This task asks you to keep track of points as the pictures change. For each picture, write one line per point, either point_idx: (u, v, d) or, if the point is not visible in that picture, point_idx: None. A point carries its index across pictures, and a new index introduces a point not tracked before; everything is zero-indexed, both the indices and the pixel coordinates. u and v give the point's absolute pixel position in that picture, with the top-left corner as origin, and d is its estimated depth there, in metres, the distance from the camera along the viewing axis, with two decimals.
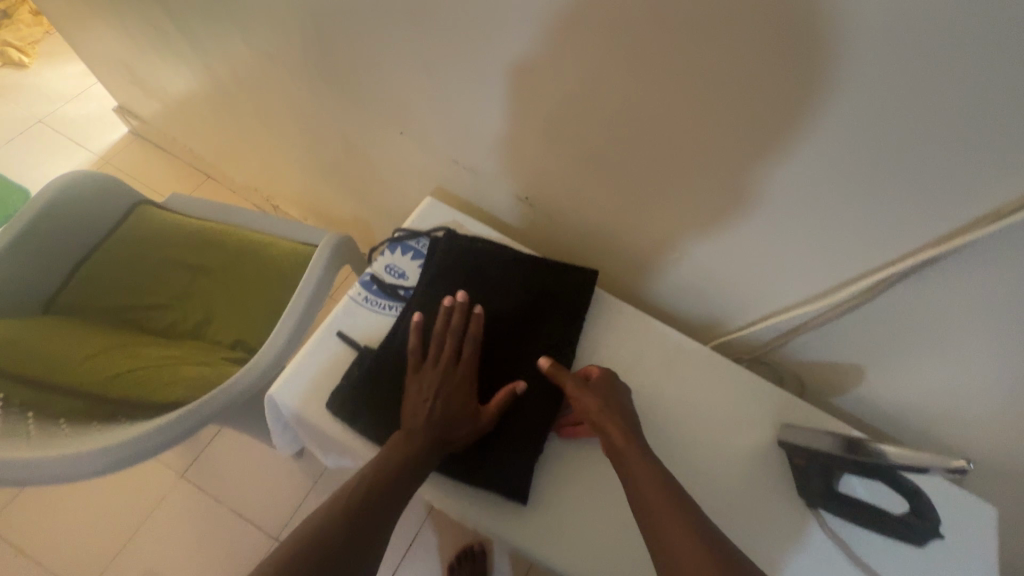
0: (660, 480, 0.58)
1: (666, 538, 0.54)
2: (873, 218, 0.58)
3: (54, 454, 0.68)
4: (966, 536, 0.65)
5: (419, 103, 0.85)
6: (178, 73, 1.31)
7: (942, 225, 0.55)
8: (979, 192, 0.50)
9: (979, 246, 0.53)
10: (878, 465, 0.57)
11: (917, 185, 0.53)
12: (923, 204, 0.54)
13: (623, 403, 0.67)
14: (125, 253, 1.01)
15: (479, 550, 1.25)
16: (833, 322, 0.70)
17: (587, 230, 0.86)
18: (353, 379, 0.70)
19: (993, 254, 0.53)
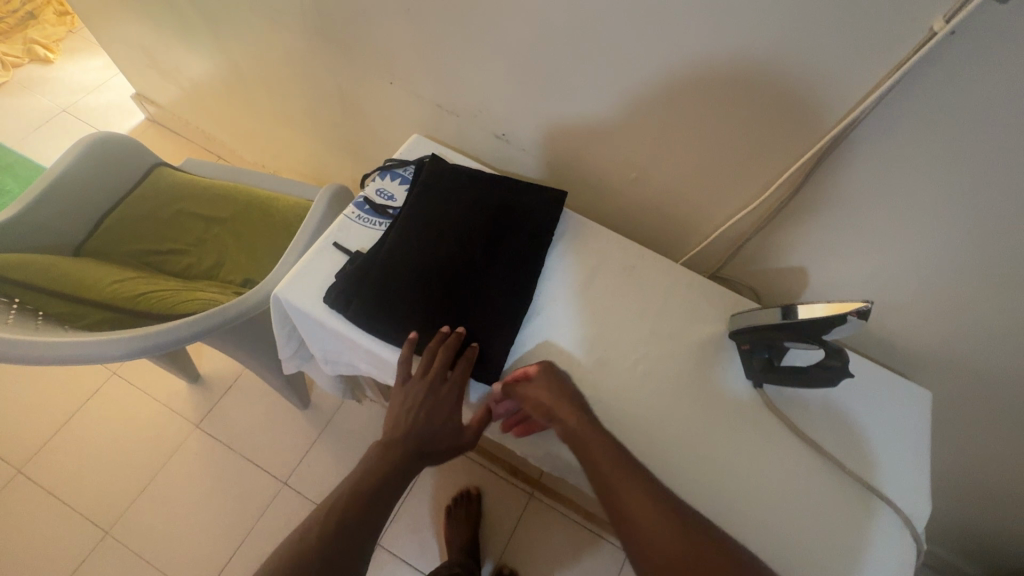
0: (624, 467, 0.59)
1: (642, 521, 0.55)
2: (810, 77, 0.60)
3: (66, 340, 0.71)
4: (891, 413, 0.72)
5: (403, 48, 0.91)
6: (187, 51, 1.40)
7: (871, 75, 0.56)
8: (901, 29, 0.52)
9: (905, 92, 0.55)
10: (807, 328, 0.61)
11: (844, 33, 0.55)
12: (852, 53, 0.56)
13: (570, 392, 0.66)
14: (146, 206, 1.09)
15: (474, 494, 1.32)
16: (784, 208, 0.73)
17: (559, 160, 0.91)
18: (348, 286, 0.70)
19: (918, 100, 0.55)
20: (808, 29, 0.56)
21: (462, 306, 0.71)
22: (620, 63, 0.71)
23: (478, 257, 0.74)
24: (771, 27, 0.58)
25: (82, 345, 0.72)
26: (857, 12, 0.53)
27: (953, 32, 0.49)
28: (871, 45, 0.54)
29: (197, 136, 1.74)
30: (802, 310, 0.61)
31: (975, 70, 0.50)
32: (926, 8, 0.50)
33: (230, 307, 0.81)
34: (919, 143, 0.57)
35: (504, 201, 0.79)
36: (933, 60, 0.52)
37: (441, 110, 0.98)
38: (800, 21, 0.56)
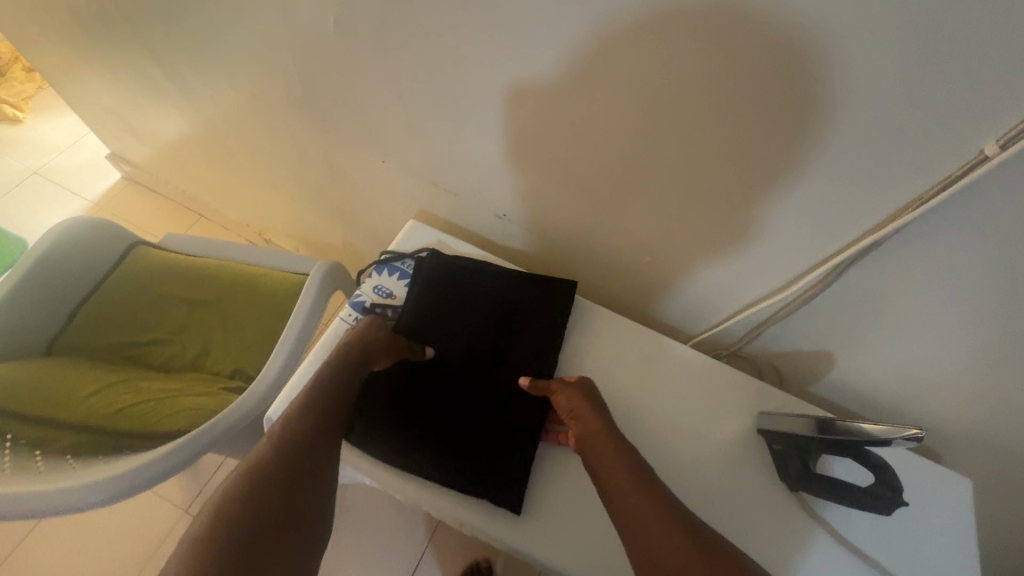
0: (636, 471, 0.54)
1: (650, 523, 0.49)
2: (837, 191, 0.56)
3: (40, 487, 0.63)
4: (941, 511, 0.68)
5: (398, 126, 0.88)
6: (164, 116, 1.34)
7: (904, 194, 0.53)
8: (941, 155, 0.48)
9: (941, 213, 0.52)
10: (848, 443, 0.57)
11: (875, 156, 0.51)
12: (881, 174, 0.52)
13: (596, 400, 0.64)
14: (125, 294, 1.03)
15: (484, 567, 1.26)
16: (808, 304, 0.69)
17: (565, 236, 0.87)
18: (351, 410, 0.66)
19: (959, 221, 0.51)
20: (834, 142, 0.52)
21: (475, 422, 0.67)
22: (629, 161, 0.68)
23: (489, 367, 0.70)
24: (789, 145, 0.55)
25: (52, 494, 0.62)
26: (888, 132, 0.49)
27: (999, 164, 0.46)
28: (903, 164, 0.51)
29: (177, 195, 1.67)
30: (851, 424, 0.57)
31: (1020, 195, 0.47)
32: (968, 134, 0.46)
33: (222, 423, 0.74)
34: (957, 255, 0.54)
35: (511, 296, 0.75)
36: (971, 186, 0.48)
37: (436, 188, 0.95)
38: (825, 135, 0.52)
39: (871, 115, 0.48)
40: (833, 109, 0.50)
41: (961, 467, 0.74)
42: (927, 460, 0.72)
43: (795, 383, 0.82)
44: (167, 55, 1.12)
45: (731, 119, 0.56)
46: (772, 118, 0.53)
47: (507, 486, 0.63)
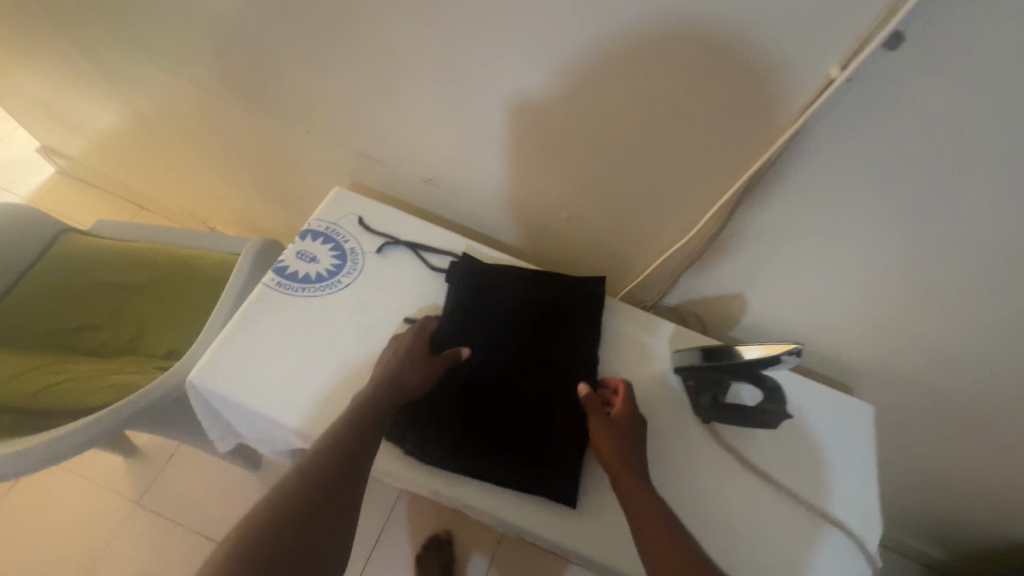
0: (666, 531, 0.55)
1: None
2: (721, 124, 0.59)
3: None
4: (845, 436, 0.72)
5: (318, 96, 0.88)
6: (88, 104, 1.30)
7: (778, 121, 0.56)
8: (802, 75, 0.52)
9: (811, 134, 0.55)
10: (735, 364, 0.62)
11: (746, 83, 0.55)
12: (754, 101, 0.56)
13: (636, 441, 0.63)
14: (53, 280, 1.00)
15: (445, 538, 1.28)
16: (717, 244, 0.72)
17: (491, 201, 0.88)
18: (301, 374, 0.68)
19: (826, 142, 0.55)
20: (710, 79, 0.56)
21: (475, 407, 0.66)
22: (536, 111, 0.70)
23: (524, 363, 0.69)
24: (674, 80, 0.58)
25: None
26: (753, 64, 0.53)
27: (849, 80, 0.49)
28: (773, 97, 0.55)
29: (115, 188, 1.62)
30: (743, 351, 0.60)
31: (873, 117, 0.51)
32: (822, 56, 0.50)
33: (147, 395, 0.74)
34: (834, 180, 0.58)
35: (545, 292, 0.74)
36: (828, 103, 0.52)
37: (364, 157, 0.94)
38: (702, 72, 0.56)
39: (740, 48, 0.52)
40: (703, 46, 0.54)
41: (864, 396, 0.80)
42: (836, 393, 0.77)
43: (717, 328, 0.85)
44: (79, 38, 1.08)
45: (618, 54, 0.58)
46: (655, 54, 0.56)
47: (547, 479, 0.63)
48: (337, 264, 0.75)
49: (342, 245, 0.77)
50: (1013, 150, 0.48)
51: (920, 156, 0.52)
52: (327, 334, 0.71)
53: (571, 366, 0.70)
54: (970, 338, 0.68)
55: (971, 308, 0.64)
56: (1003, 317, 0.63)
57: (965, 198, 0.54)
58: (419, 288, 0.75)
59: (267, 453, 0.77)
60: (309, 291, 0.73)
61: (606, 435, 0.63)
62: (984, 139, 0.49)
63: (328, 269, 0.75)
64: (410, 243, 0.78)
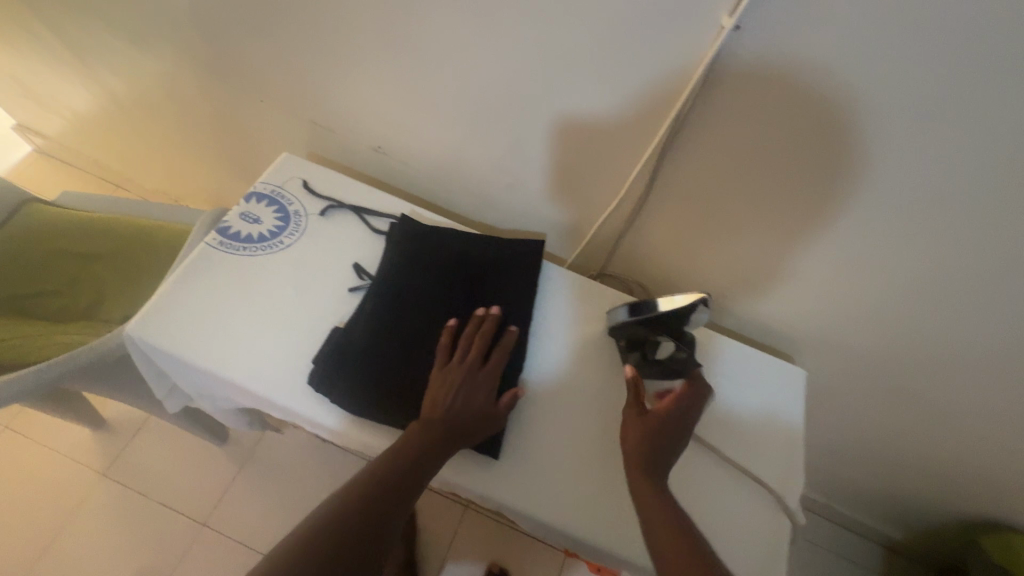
0: (678, 536, 0.55)
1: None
2: (634, 77, 0.62)
3: None
4: (768, 397, 0.77)
5: (269, 66, 0.89)
6: (50, 81, 1.30)
7: (685, 73, 0.59)
8: (698, 27, 0.55)
9: (714, 83, 0.58)
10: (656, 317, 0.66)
11: (653, 36, 0.58)
12: (661, 53, 0.59)
13: (668, 437, 0.63)
14: (14, 247, 1.02)
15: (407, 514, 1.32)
16: (650, 205, 0.75)
17: (440, 170, 0.90)
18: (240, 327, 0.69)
19: (728, 90, 0.58)
20: (620, 31, 0.59)
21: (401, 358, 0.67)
22: (472, 72, 0.72)
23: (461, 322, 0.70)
24: (588, 33, 0.61)
25: None
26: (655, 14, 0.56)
27: (737, 27, 0.53)
28: (677, 49, 0.58)
29: (88, 168, 1.63)
30: (659, 303, 0.65)
31: (765, 66, 0.55)
32: (714, 7, 0.53)
33: (92, 351, 0.76)
34: (740, 133, 0.62)
35: (484, 253, 0.76)
36: (722, 50, 0.55)
37: (317, 128, 0.95)
38: (610, 24, 0.59)
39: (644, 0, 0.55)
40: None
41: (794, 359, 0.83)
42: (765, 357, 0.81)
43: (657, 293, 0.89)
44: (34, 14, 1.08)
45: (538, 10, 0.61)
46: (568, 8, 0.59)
47: None
48: (280, 226, 0.77)
49: (287, 207, 0.78)
50: (890, 97, 0.52)
51: (810, 105, 0.56)
52: (266, 291, 0.72)
53: (501, 322, 0.72)
54: (881, 291, 0.72)
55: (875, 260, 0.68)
56: (904, 269, 0.68)
57: (855, 144, 0.58)
58: (360, 250, 0.77)
59: (214, 409, 0.80)
60: (251, 251, 0.74)
61: (635, 429, 0.63)
62: (859, 86, 0.53)
63: (271, 230, 0.76)
64: (353, 207, 0.79)
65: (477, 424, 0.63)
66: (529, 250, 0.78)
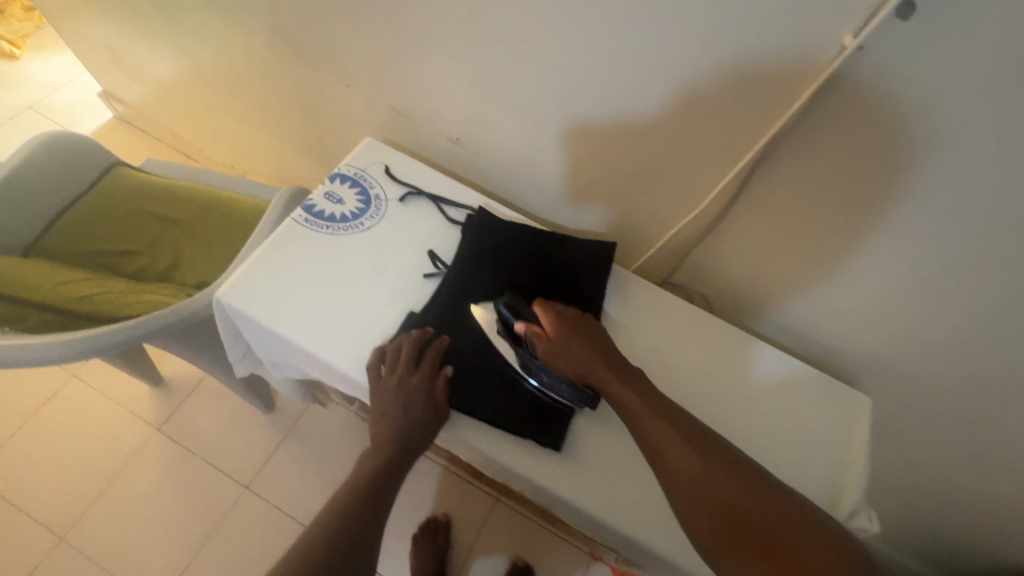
0: (696, 451, 0.54)
1: (726, 501, 0.51)
2: (732, 88, 0.62)
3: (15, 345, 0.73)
4: (845, 418, 0.74)
5: (358, 53, 0.92)
6: (141, 52, 1.36)
7: (790, 87, 0.59)
8: (816, 41, 0.54)
9: (826, 100, 0.57)
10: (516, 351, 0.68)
11: (762, 51, 0.57)
12: (766, 66, 0.58)
13: (586, 338, 0.64)
14: (101, 207, 1.08)
15: (442, 522, 1.32)
16: (727, 216, 0.75)
17: (515, 166, 0.92)
18: (319, 301, 0.73)
19: (840, 108, 0.57)
20: (726, 42, 0.59)
21: (470, 349, 0.69)
22: (562, 73, 0.73)
23: None
24: (693, 43, 0.61)
25: (33, 348, 0.73)
26: (767, 28, 0.55)
27: (862, 47, 0.51)
28: (786, 65, 0.57)
29: (163, 135, 1.70)
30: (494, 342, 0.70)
31: (884, 90, 0.53)
32: (835, 24, 0.52)
33: (174, 312, 0.80)
34: (840, 156, 0.61)
35: (557, 253, 0.77)
36: (841, 68, 0.54)
37: (397, 114, 0.98)
38: (717, 35, 0.59)
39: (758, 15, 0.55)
40: (720, 8, 0.56)
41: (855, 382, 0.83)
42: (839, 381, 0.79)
43: (721, 306, 0.88)
44: None
45: (641, 17, 0.62)
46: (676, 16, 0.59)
47: (540, 429, 0.67)
48: (362, 208, 0.80)
49: (369, 190, 0.81)
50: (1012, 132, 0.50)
51: (925, 137, 0.54)
52: (344, 269, 0.75)
53: None
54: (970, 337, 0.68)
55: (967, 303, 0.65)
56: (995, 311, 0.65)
57: (967, 180, 0.55)
58: (436, 238, 0.79)
59: (281, 378, 0.83)
60: (333, 230, 0.77)
61: (558, 348, 0.63)
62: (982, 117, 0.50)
63: (353, 211, 0.79)
64: (431, 195, 0.82)
65: (424, 430, 0.65)
66: (600, 252, 0.79)
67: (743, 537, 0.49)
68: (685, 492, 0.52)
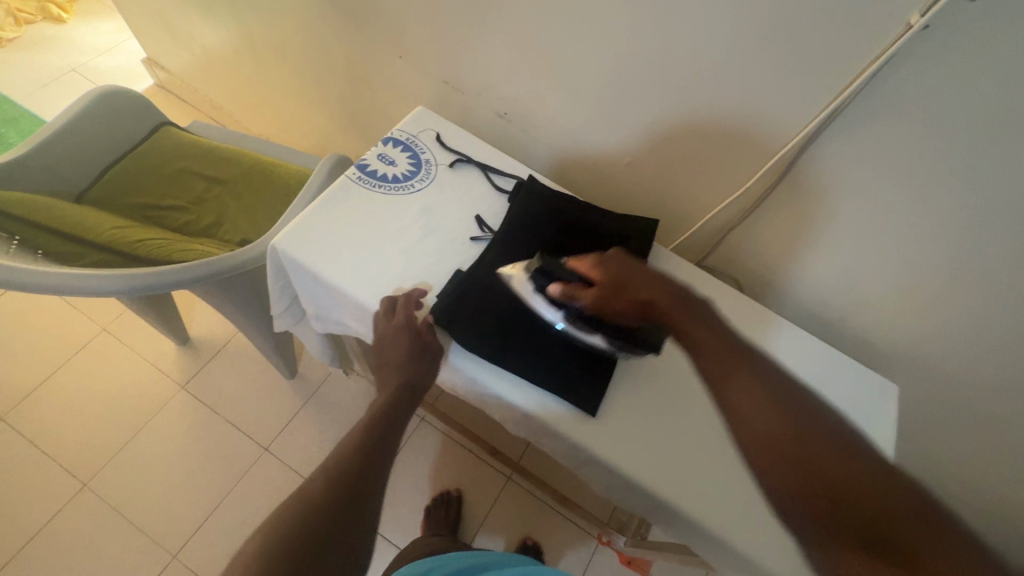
0: (781, 404, 0.47)
1: (813, 462, 0.43)
2: (790, 70, 0.64)
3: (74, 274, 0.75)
4: (874, 410, 0.76)
5: (412, 25, 0.95)
6: (192, 18, 1.40)
7: (849, 70, 0.61)
8: (879, 24, 0.56)
9: (882, 82, 0.59)
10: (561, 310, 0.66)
11: (822, 32, 0.59)
12: (826, 48, 0.60)
13: (626, 273, 0.59)
14: (148, 162, 1.11)
15: (454, 496, 1.34)
16: (769, 199, 0.77)
17: (560, 142, 0.94)
18: (369, 254, 0.75)
19: (900, 91, 0.58)
20: (785, 25, 0.61)
21: (514, 309, 0.72)
22: (618, 49, 0.75)
23: None
24: (753, 25, 0.63)
25: (90, 279, 0.75)
26: (831, 10, 0.57)
27: (927, 26, 0.53)
28: (845, 46, 0.59)
29: (201, 104, 1.74)
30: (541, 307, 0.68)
31: (946, 75, 0.55)
32: (903, 6, 0.54)
33: (225, 261, 0.84)
34: (892, 141, 0.62)
35: (600, 224, 0.80)
36: (906, 45, 0.55)
37: (446, 86, 1.01)
38: (777, 17, 0.60)
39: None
40: None
41: (883, 372, 0.85)
42: (868, 371, 0.81)
43: (753, 290, 0.91)
44: None
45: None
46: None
47: (579, 394, 0.69)
48: (413, 170, 0.83)
49: (419, 155, 0.84)
50: None
51: (982, 121, 0.56)
52: (394, 226, 0.78)
53: None
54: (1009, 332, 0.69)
55: (1009, 297, 0.66)
56: None
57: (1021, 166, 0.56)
58: (484, 204, 0.82)
59: (320, 332, 0.85)
60: (385, 189, 0.80)
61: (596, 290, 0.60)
62: None
63: (404, 173, 0.82)
64: (480, 163, 0.85)
65: (418, 363, 0.69)
66: (641, 228, 0.81)
67: (814, 504, 0.42)
68: (759, 447, 0.46)
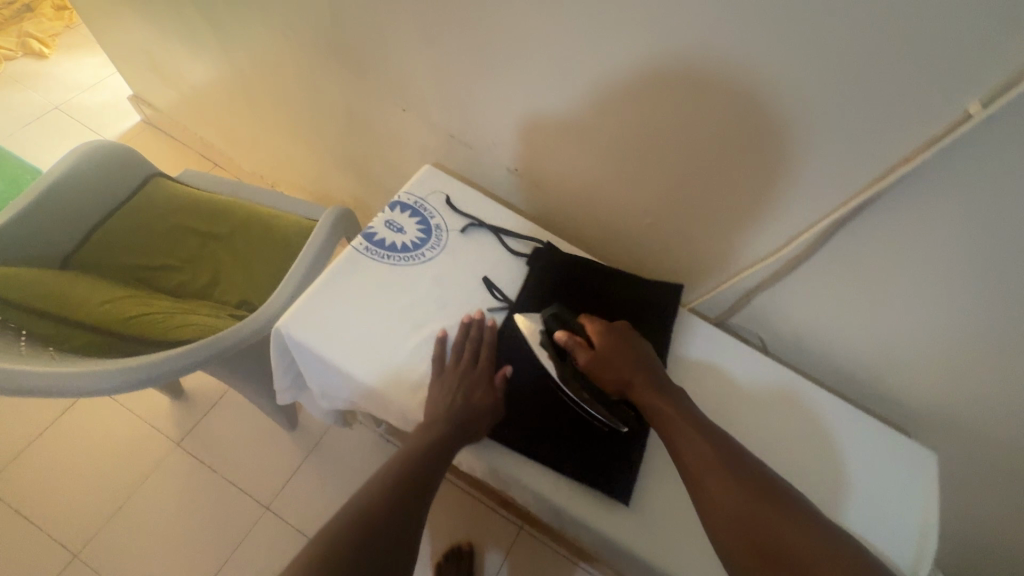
0: (745, 489, 0.51)
1: (773, 544, 0.47)
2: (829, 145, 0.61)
3: (65, 368, 0.70)
4: (917, 469, 0.70)
5: (421, 80, 0.92)
6: (183, 60, 1.35)
7: (895, 150, 0.58)
8: (933, 111, 0.53)
9: (937, 166, 0.56)
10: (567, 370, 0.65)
11: (867, 112, 0.57)
12: (872, 127, 0.57)
13: (633, 353, 0.64)
14: (139, 219, 1.06)
15: (466, 549, 1.29)
16: (799, 266, 0.74)
17: (576, 198, 0.90)
18: (381, 333, 0.70)
19: (951, 173, 0.56)
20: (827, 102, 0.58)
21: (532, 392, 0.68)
22: (642, 115, 0.72)
23: None
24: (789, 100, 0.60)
25: (81, 374, 0.70)
26: (877, 90, 0.54)
27: (990, 117, 0.51)
28: (891, 125, 0.56)
29: (191, 142, 1.68)
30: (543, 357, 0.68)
31: (1007, 158, 0.52)
32: (960, 96, 0.52)
33: (225, 338, 0.79)
34: (940, 218, 0.59)
35: (620, 291, 0.76)
36: (963, 133, 0.52)
37: (456, 140, 0.97)
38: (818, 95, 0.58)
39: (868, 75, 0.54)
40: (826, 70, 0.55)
41: (918, 435, 0.81)
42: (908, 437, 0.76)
43: (779, 349, 0.87)
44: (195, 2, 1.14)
45: (739, 73, 0.61)
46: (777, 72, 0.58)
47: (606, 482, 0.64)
48: (422, 238, 0.78)
49: (429, 220, 0.80)
50: None
51: None
52: (404, 300, 0.73)
53: None
54: None
55: None
56: None
57: None
58: (499, 272, 0.77)
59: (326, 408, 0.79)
60: (394, 261, 0.76)
61: (597, 361, 0.63)
62: None
63: (414, 241, 0.78)
64: (492, 227, 0.80)
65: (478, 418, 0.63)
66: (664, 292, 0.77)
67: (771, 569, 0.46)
68: (728, 533, 0.49)
